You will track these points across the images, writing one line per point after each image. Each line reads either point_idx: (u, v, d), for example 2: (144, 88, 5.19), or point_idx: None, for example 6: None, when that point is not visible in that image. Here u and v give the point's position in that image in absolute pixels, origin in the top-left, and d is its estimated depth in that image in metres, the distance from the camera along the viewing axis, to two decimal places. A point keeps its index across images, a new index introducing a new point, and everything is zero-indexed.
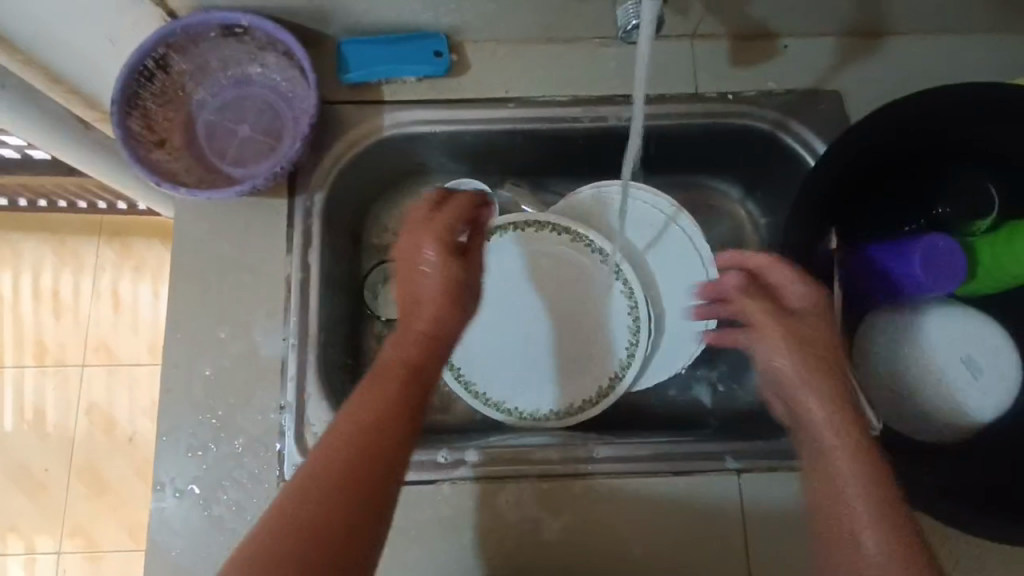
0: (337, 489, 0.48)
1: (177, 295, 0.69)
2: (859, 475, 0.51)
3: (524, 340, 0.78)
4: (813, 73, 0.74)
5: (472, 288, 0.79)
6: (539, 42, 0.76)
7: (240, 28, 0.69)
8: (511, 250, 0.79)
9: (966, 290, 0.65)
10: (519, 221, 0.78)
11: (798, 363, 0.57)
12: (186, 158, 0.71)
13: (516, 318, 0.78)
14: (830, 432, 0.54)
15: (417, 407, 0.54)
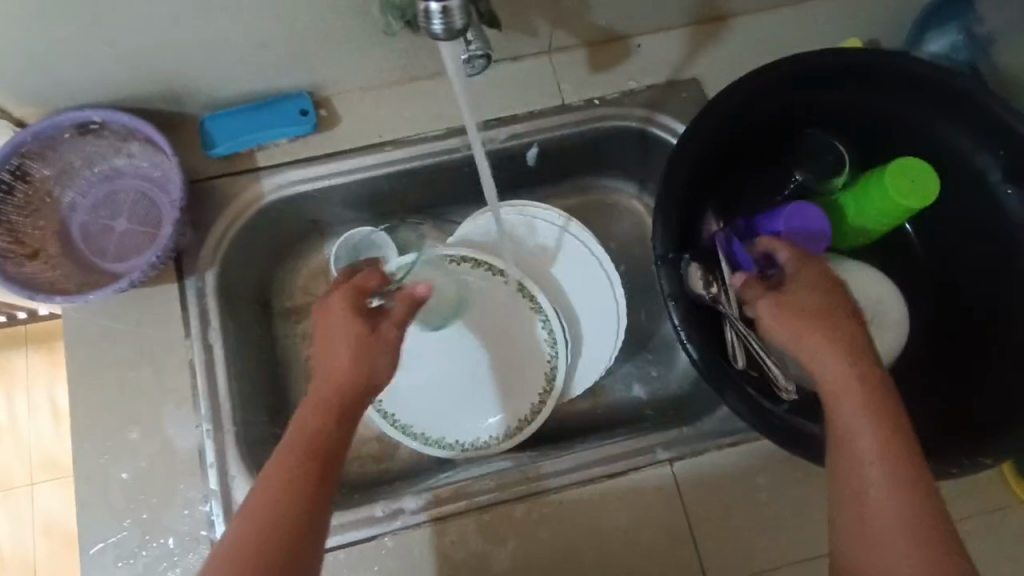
0: (287, 505, 0.49)
1: (81, 402, 0.67)
2: (907, 544, 0.47)
3: (449, 372, 0.79)
4: (669, 65, 0.77)
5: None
6: (403, 82, 0.76)
7: (94, 125, 0.68)
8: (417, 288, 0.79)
9: (857, 238, 0.66)
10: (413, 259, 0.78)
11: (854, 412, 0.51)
12: (65, 264, 0.69)
13: (437, 353, 0.79)
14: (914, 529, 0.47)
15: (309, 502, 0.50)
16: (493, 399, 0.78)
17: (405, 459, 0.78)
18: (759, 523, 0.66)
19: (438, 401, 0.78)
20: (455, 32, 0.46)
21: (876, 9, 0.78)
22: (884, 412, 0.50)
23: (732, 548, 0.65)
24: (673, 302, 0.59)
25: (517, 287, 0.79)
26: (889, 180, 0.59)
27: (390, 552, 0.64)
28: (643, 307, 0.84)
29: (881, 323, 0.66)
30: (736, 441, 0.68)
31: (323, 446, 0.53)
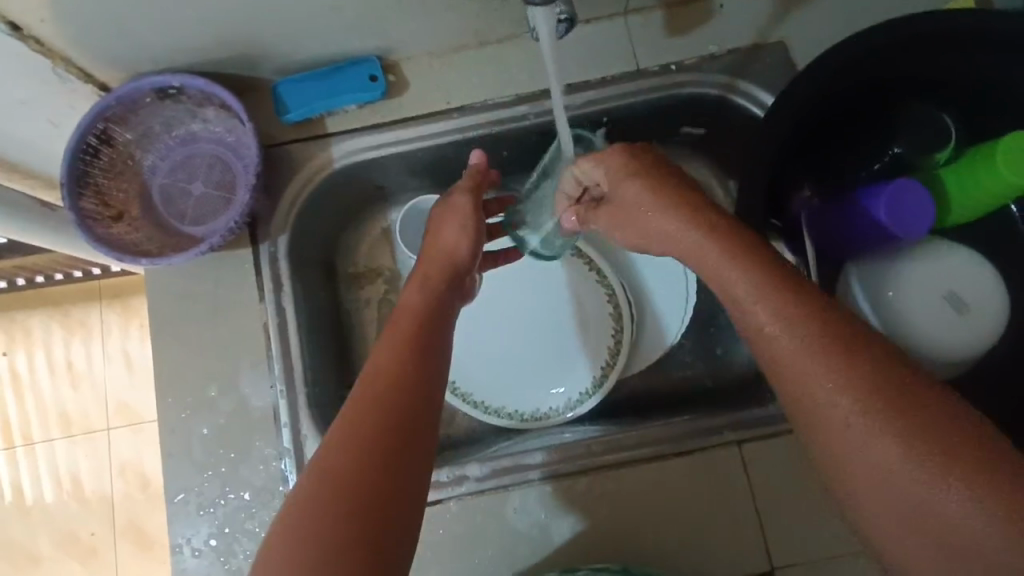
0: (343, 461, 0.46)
1: (163, 359, 0.70)
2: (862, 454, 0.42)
3: (511, 345, 0.79)
4: (753, 28, 0.73)
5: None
6: (471, 48, 0.75)
7: (173, 89, 0.69)
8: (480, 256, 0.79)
9: (959, 216, 0.61)
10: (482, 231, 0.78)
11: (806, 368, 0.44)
12: (147, 226, 0.72)
13: (500, 322, 0.79)
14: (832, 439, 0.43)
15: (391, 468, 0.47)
16: (554, 374, 0.77)
17: (466, 427, 0.79)
18: (828, 512, 0.64)
19: (500, 374, 0.78)
20: None
21: None
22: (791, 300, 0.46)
23: (797, 531, 0.64)
24: None
25: (583, 260, 0.79)
26: (1005, 166, 0.55)
27: (455, 515, 0.66)
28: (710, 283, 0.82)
29: (971, 312, 0.63)
30: None
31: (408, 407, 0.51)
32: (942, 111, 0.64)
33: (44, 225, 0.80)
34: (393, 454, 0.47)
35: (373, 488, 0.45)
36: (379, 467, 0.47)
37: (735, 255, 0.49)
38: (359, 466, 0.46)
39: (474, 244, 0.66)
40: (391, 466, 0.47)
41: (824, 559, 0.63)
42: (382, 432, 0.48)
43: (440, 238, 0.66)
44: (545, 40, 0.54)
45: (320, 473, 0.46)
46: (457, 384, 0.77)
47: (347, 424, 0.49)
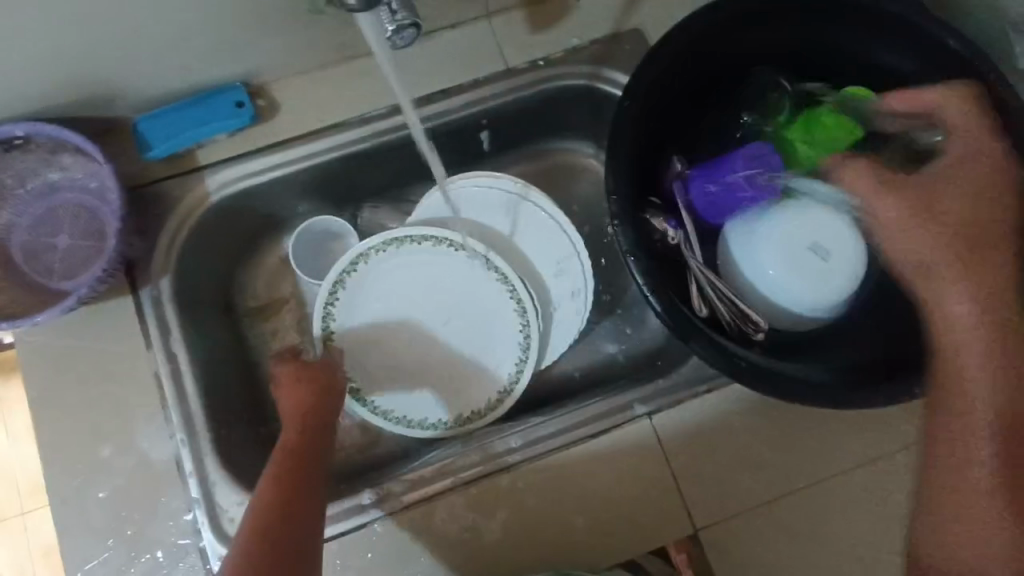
0: None
1: (47, 426, 0.65)
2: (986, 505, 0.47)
3: (426, 350, 0.78)
4: (611, 17, 0.76)
5: (355, 310, 0.77)
6: (339, 63, 0.74)
7: (19, 139, 0.65)
8: (374, 273, 0.77)
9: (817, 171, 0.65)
10: (378, 242, 0.76)
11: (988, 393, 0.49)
12: (11, 288, 0.67)
13: (410, 330, 0.78)
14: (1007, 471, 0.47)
15: None
16: (472, 375, 0.78)
17: (390, 446, 0.78)
18: (742, 469, 0.66)
19: (419, 382, 0.77)
20: None
21: None
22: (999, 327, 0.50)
23: (716, 492, 0.66)
24: (635, 263, 0.58)
25: (482, 260, 0.77)
26: (830, 106, 0.60)
27: (382, 536, 0.64)
28: (610, 267, 0.84)
29: (834, 258, 0.64)
30: (710, 389, 0.68)
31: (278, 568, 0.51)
32: (785, 78, 0.69)
33: None
34: None
35: None
36: None
37: (981, 254, 0.52)
38: None
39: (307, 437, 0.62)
40: None
41: (743, 513, 0.66)
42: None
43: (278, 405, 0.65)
44: None
45: None
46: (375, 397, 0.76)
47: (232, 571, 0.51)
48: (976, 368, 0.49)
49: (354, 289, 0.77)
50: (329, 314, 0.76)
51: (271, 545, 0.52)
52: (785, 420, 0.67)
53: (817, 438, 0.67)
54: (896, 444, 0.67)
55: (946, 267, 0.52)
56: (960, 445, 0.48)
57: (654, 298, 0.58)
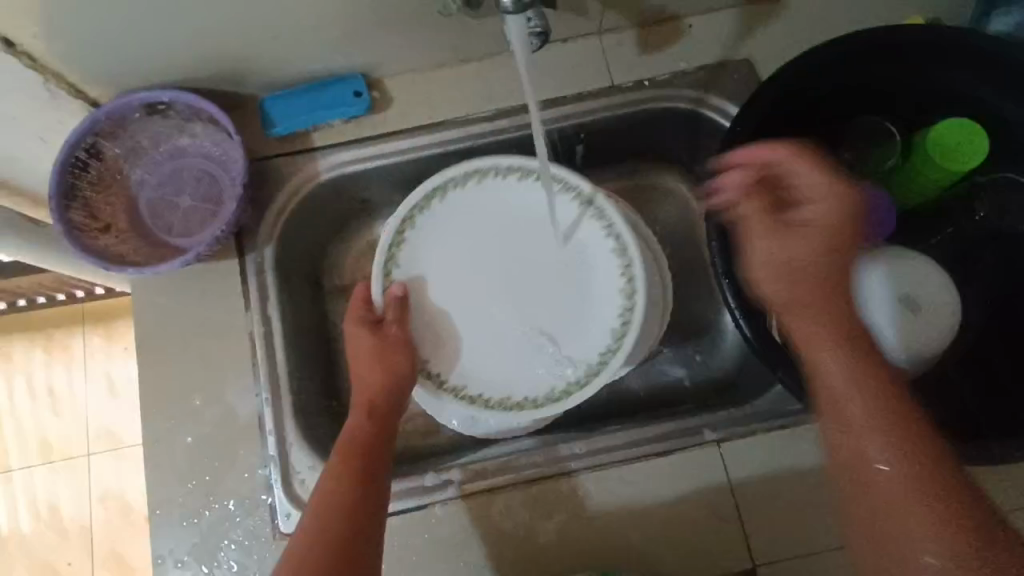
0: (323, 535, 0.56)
1: (148, 371, 0.70)
2: (917, 495, 0.52)
3: (494, 309, 0.71)
4: (722, 45, 0.76)
5: (430, 249, 0.72)
6: (453, 65, 0.77)
7: (162, 105, 0.71)
8: (467, 206, 0.73)
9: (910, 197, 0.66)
10: (452, 175, 0.72)
11: (848, 393, 0.56)
12: (134, 239, 0.73)
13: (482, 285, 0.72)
14: (895, 495, 0.52)
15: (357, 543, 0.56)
16: (544, 362, 0.70)
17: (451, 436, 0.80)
18: (808, 510, 0.65)
19: (485, 351, 0.71)
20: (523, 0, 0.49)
21: None
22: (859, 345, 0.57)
23: (779, 530, 0.65)
24: (728, 283, 0.61)
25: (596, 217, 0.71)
26: (938, 163, 0.61)
27: (440, 520, 0.66)
28: (687, 291, 0.84)
29: (923, 313, 0.63)
30: (783, 425, 0.67)
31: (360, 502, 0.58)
32: (893, 122, 0.68)
33: (32, 241, 0.82)
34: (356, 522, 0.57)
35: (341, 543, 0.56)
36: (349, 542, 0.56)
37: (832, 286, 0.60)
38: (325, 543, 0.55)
39: (395, 375, 0.66)
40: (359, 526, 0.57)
41: (805, 554, 0.64)
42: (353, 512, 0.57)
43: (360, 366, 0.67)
44: (518, 50, 0.56)
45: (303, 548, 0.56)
46: (430, 362, 0.70)
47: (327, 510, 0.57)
48: (850, 413, 0.55)
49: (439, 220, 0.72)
50: (392, 255, 0.71)
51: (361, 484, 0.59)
52: None
53: None
54: None
55: (797, 320, 0.59)
56: (874, 446, 0.54)
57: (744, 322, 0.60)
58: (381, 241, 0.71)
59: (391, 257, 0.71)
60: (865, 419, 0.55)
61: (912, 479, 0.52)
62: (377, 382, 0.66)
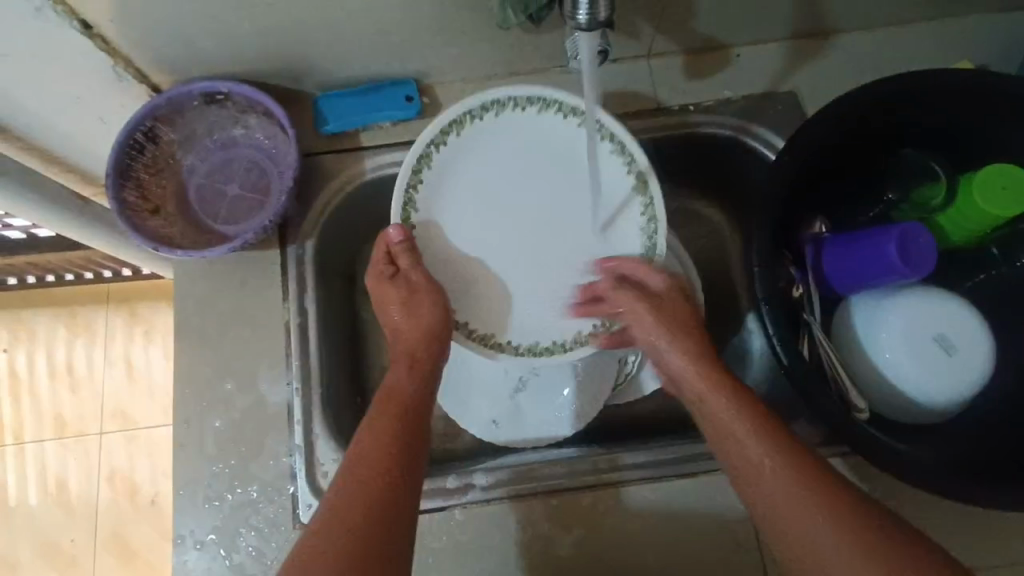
0: (355, 509, 0.55)
1: (184, 352, 0.72)
2: (809, 517, 0.53)
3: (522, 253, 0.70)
4: (769, 77, 0.78)
5: (462, 183, 0.70)
6: (503, 77, 0.79)
7: (221, 95, 0.73)
8: (508, 129, 0.70)
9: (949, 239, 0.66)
10: (520, 96, 0.69)
11: (755, 451, 0.56)
12: (181, 223, 0.75)
13: (529, 229, 0.70)
14: (782, 514, 0.54)
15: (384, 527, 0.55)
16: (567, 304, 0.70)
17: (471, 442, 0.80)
18: None
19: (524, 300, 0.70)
20: (597, 20, 0.51)
21: (984, 37, 0.77)
22: (738, 390, 0.60)
23: None
24: (767, 307, 0.60)
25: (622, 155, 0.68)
26: (986, 202, 0.60)
27: (459, 523, 0.67)
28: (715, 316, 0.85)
29: (960, 351, 0.63)
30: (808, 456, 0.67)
31: (394, 475, 0.58)
32: (937, 162, 0.69)
33: (79, 218, 0.84)
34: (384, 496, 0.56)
35: (370, 519, 0.55)
36: (378, 519, 0.55)
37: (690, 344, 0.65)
38: (354, 520, 0.54)
39: (440, 326, 0.66)
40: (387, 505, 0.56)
41: None
42: (384, 493, 0.56)
43: (415, 316, 0.66)
44: (585, 69, 0.58)
45: (325, 523, 0.55)
46: (464, 317, 0.69)
47: (353, 482, 0.57)
48: (768, 465, 0.56)
49: (463, 154, 0.69)
50: (415, 183, 0.68)
51: (400, 464, 0.58)
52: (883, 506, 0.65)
53: None
54: (999, 559, 0.63)
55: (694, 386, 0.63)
56: (777, 488, 0.54)
57: (781, 348, 0.59)
58: (414, 150, 0.68)
59: (420, 168, 0.68)
60: (784, 484, 0.54)
61: (810, 502, 0.53)
62: (412, 330, 0.66)
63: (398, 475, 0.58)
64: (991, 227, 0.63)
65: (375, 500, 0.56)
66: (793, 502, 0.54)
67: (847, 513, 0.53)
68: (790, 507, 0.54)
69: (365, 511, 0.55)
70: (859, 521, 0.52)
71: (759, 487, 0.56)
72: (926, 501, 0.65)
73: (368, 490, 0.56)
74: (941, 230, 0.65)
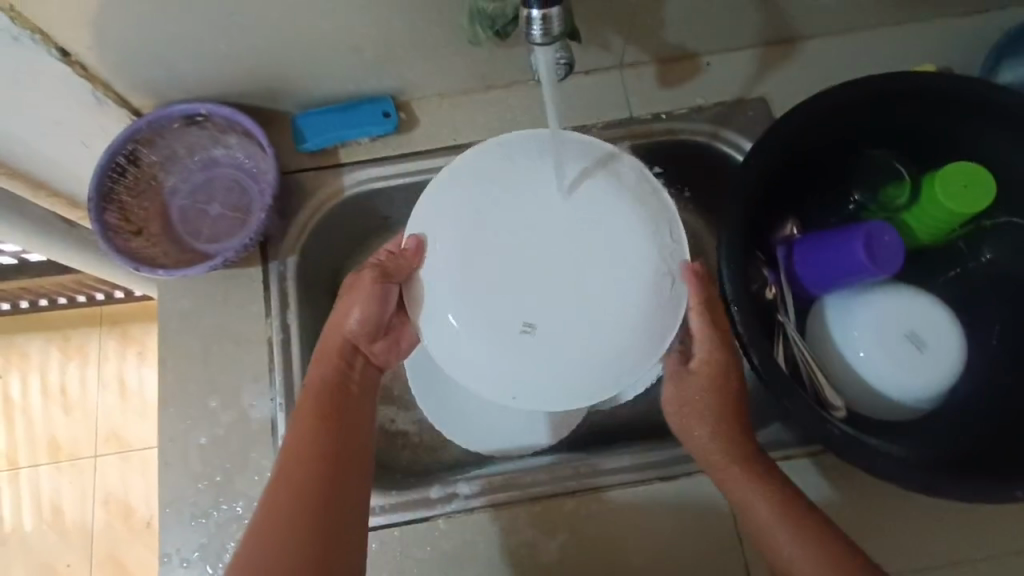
0: (293, 507, 0.55)
1: (168, 371, 0.72)
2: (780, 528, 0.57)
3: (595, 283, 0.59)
4: (738, 83, 0.79)
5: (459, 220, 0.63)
6: (479, 91, 0.81)
7: (200, 117, 0.74)
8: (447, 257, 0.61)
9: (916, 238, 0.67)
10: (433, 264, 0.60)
11: (723, 463, 0.60)
12: (164, 242, 0.76)
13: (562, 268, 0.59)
14: (755, 519, 0.58)
15: (336, 523, 0.55)
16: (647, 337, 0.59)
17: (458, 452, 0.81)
18: None
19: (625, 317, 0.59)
20: (552, 35, 0.52)
21: (946, 39, 0.79)
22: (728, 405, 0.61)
23: None
24: (737, 310, 0.61)
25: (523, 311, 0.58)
26: (948, 200, 0.61)
27: (444, 533, 0.67)
28: None
29: (933, 349, 0.64)
30: (787, 455, 0.67)
31: (332, 473, 0.58)
32: (901, 163, 0.70)
33: (64, 241, 0.86)
34: (327, 486, 0.57)
35: (306, 528, 0.54)
36: (318, 515, 0.55)
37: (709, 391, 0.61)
38: (304, 531, 0.54)
39: (363, 320, 0.64)
40: (327, 499, 0.56)
41: None
42: (325, 490, 0.56)
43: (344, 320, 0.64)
44: (546, 80, 0.59)
45: (268, 519, 0.54)
46: None
47: (292, 481, 0.56)
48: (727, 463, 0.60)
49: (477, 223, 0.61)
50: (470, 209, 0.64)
51: (336, 457, 0.58)
52: (863, 503, 0.65)
53: (895, 530, 0.65)
54: (978, 551, 0.64)
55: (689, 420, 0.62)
56: (741, 490, 0.59)
57: (752, 350, 0.60)
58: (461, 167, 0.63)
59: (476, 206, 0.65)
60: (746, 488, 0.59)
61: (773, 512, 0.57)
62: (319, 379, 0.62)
63: (342, 465, 0.58)
64: (954, 225, 0.64)
65: (317, 497, 0.56)
66: (758, 507, 0.58)
67: (795, 517, 0.57)
68: (775, 533, 0.57)
69: (302, 519, 0.54)
70: (815, 530, 0.56)
71: (730, 489, 0.60)
72: (905, 496, 0.65)
73: (309, 488, 0.56)
74: (907, 230, 0.67)
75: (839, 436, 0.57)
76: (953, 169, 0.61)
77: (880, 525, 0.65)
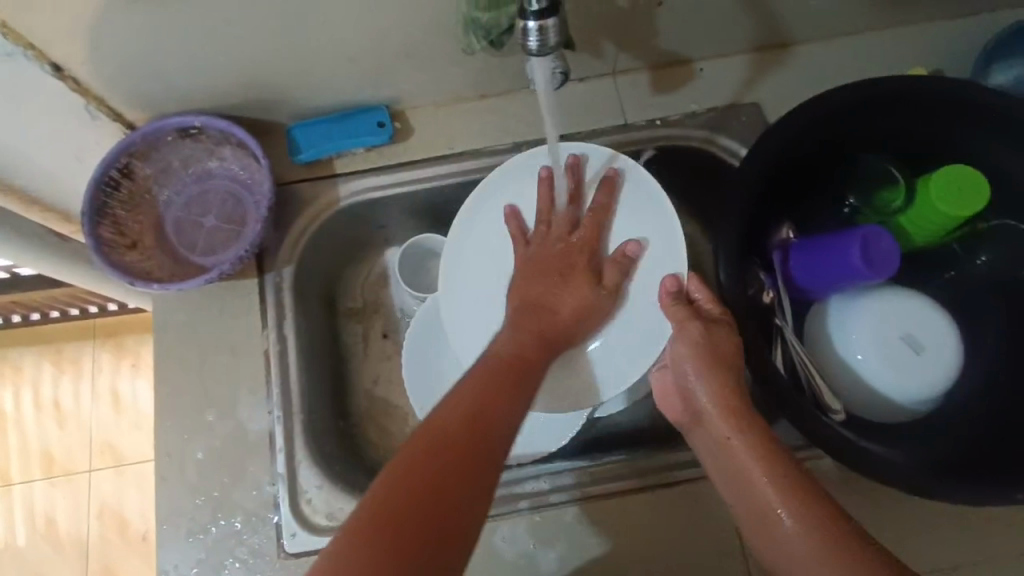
0: (419, 464, 0.50)
1: (165, 385, 0.72)
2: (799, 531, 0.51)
3: None
4: (732, 89, 0.79)
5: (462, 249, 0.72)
6: (473, 100, 0.81)
7: (194, 129, 0.74)
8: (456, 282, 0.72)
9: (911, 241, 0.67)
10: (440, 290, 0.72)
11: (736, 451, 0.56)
12: (158, 255, 0.76)
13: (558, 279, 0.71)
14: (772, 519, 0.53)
15: (463, 486, 0.50)
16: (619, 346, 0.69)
17: None
18: None
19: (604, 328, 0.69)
20: (548, 45, 0.52)
21: (936, 42, 0.79)
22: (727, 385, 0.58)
23: None
24: (734, 316, 0.61)
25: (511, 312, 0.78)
26: (943, 204, 0.61)
27: None
28: None
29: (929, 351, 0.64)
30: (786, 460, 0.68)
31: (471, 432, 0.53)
32: (894, 166, 0.71)
33: (57, 256, 0.85)
34: (458, 445, 0.52)
35: (425, 485, 0.49)
36: (447, 467, 0.50)
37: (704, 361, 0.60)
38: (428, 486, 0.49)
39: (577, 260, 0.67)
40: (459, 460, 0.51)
41: None
42: (468, 447, 0.52)
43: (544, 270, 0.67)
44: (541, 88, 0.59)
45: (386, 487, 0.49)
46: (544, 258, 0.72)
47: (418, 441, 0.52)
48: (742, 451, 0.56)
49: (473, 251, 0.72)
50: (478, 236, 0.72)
51: (485, 416, 0.55)
52: (862, 507, 0.65)
53: (895, 532, 0.65)
54: (977, 553, 0.64)
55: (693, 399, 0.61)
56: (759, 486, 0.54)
57: (750, 355, 0.60)
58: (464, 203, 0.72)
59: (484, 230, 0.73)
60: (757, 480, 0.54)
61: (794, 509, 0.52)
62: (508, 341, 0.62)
63: (484, 428, 0.54)
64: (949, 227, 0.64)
65: (447, 454, 0.51)
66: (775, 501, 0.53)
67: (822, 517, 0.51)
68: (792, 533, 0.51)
69: (432, 474, 0.49)
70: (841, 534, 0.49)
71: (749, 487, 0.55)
72: (904, 499, 0.65)
73: (436, 446, 0.51)
74: (902, 233, 0.67)
75: (836, 440, 0.57)
76: (948, 172, 0.61)
77: (879, 528, 0.65)
